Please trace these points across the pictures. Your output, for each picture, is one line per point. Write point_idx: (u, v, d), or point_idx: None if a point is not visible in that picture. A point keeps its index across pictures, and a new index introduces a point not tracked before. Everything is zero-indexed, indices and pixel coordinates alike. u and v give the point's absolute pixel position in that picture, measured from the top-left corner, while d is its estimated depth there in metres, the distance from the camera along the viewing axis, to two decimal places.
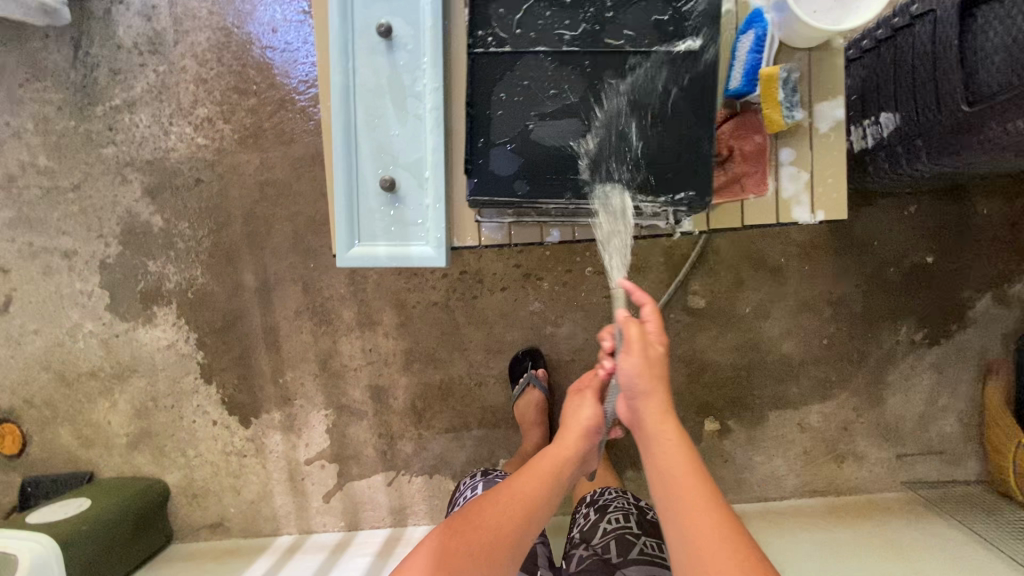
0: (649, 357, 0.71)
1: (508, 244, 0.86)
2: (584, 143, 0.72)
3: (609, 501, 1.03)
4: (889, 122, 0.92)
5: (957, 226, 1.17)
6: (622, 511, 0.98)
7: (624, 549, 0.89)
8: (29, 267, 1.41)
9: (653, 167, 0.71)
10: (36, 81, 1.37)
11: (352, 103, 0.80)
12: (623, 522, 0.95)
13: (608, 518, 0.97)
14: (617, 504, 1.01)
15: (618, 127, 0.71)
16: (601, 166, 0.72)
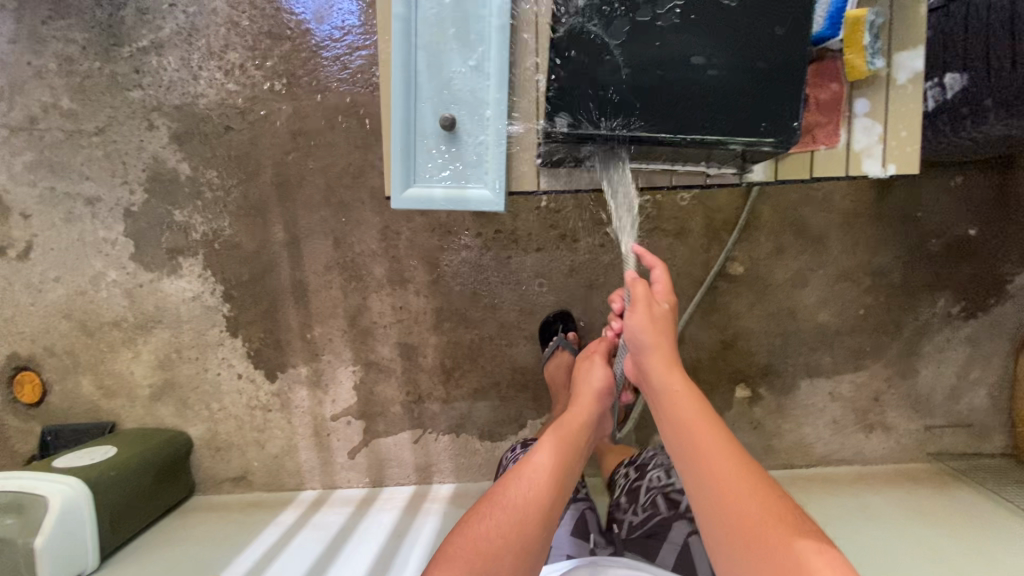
0: (654, 315, 0.78)
1: (566, 189, 0.85)
2: (663, 78, 0.66)
3: (648, 458, 0.99)
4: (955, 83, 0.90)
5: (1002, 198, 1.16)
6: (663, 466, 0.94)
7: (673, 506, 0.88)
8: (51, 212, 1.38)
9: (736, 93, 0.67)
10: (60, 19, 1.33)
11: (413, 37, 0.78)
12: (666, 478, 0.91)
13: (649, 474, 0.94)
14: (657, 460, 0.97)
15: (704, 40, 0.66)
16: (681, 105, 0.67)
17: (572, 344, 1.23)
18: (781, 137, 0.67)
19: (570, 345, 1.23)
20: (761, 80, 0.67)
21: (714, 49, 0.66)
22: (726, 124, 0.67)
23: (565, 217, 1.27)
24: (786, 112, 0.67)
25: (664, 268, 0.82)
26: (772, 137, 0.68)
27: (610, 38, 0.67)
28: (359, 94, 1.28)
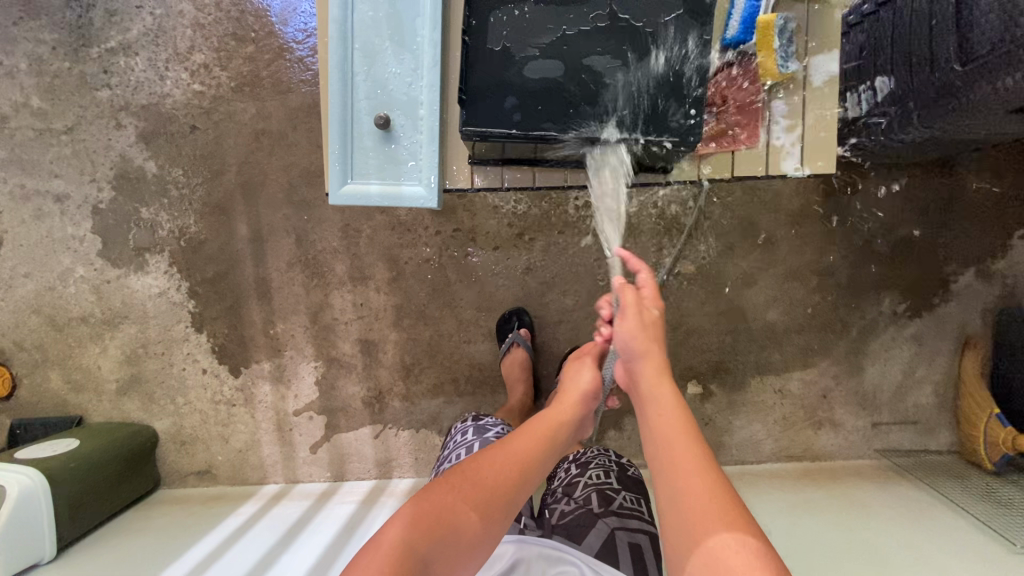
0: (644, 322, 0.78)
1: (500, 187, 0.88)
2: (571, 78, 0.71)
3: (590, 458, 1.05)
4: (884, 86, 0.94)
5: (945, 199, 1.18)
6: (603, 467, 1.01)
7: (605, 502, 0.92)
8: (21, 209, 1.41)
9: (634, 92, 0.71)
10: (30, 20, 1.36)
11: (350, 38, 0.81)
12: (604, 478, 0.98)
13: (589, 472, 1.00)
14: (599, 461, 1.03)
15: (602, 44, 0.71)
16: (588, 103, 0.71)
17: (526, 342, 1.26)
18: (685, 136, 0.71)
19: (523, 341, 1.26)
20: (665, 82, 0.71)
21: (612, 52, 0.71)
22: (631, 121, 0.71)
23: (522, 216, 1.29)
24: (689, 112, 0.71)
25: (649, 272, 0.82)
26: (675, 136, 0.71)
27: (517, 40, 0.71)
28: (321, 95, 1.31)
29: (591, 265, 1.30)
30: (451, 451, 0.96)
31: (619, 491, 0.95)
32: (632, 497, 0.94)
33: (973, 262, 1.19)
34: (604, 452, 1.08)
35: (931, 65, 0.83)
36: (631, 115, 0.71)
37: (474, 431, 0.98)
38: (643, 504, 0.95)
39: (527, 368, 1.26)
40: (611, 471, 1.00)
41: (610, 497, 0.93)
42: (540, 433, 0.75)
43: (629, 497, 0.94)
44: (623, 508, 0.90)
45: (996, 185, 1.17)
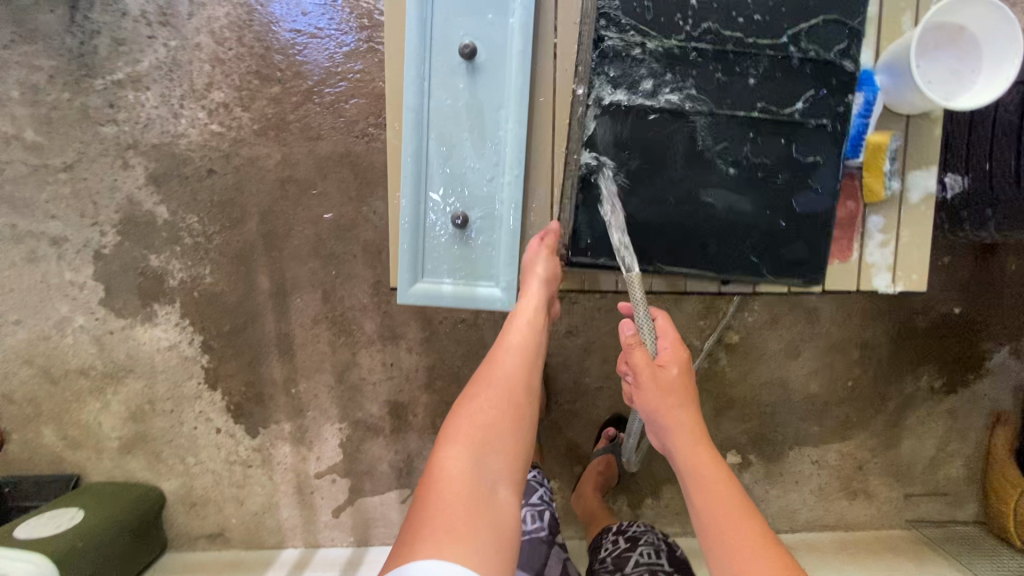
0: (660, 381, 0.70)
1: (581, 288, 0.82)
2: (709, 212, 0.70)
3: (639, 533, 0.98)
4: (953, 184, 0.91)
5: (986, 279, 1.19)
6: (653, 545, 0.94)
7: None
8: (12, 251, 1.28)
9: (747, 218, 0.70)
10: (23, 44, 1.22)
11: (425, 129, 0.74)
12: (654, 557, 0.91)
13: (639, 550, 0.93)
14: (648, 537, 0.96)
15: (725, 166, 0.70)
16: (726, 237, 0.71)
17: None
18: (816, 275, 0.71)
19: None
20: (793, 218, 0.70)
21: (739, 185, 0.70)
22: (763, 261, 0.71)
23: None
24: (818, 253, 0.71)
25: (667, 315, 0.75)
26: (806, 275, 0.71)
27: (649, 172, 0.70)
28: (353, 143, 1.22)
29: None
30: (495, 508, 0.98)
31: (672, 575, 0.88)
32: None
33: (1008, 340, 1.21)
34: (652, 528, 1.01)
35: None
36: (742, 240, 0.71)
37: None
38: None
39: None
40: (661, 549, 0.93)
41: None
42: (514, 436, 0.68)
43: None
44: None
45: None
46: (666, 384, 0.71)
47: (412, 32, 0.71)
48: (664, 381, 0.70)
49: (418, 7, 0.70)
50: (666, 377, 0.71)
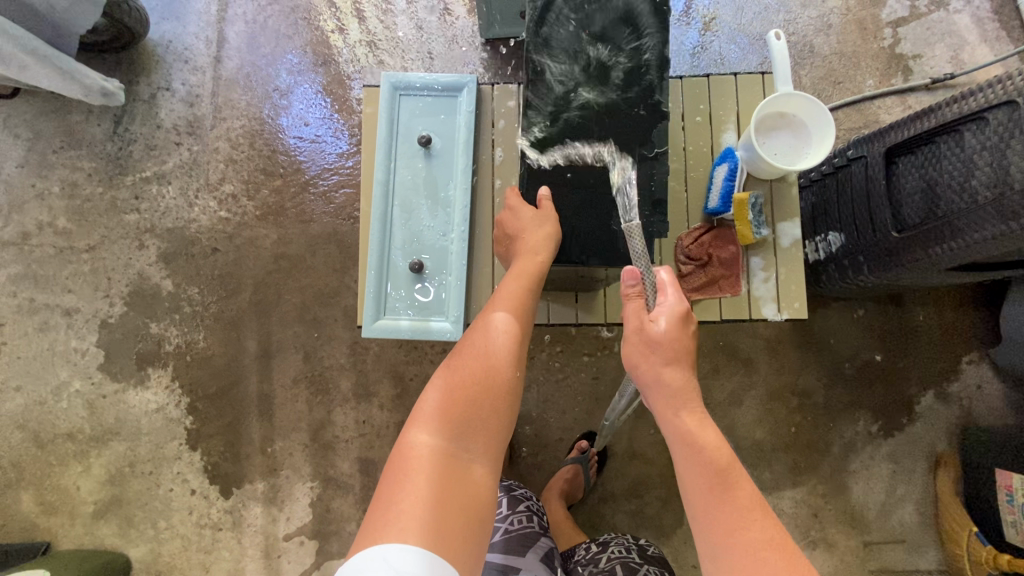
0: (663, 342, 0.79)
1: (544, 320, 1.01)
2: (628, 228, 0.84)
3: (609, 540, 1.08)
4: (836, 240, 1.09)
5: (900, 328, 1.33)
6: (623, 545, 1.04)
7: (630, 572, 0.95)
8: (26, 322, 1.43)
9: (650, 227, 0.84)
10: (70, 149, 1.47)
11: (390, 197, 0.94)
12: (626, 553, 1.01)
13: (610, 549, 1.03)
14: (617, 542, 1.07)
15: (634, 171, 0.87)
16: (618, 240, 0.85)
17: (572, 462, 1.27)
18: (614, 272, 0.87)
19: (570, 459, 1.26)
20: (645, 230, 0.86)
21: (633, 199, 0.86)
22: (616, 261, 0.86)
23: None
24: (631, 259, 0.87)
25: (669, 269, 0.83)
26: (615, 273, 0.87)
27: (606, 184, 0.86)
28: (341, 225, 1.44)
29: (587, 383, 1.35)
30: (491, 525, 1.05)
31: (642, 564, 0.98)
32: (655, 568, 0.98)
33: (932, 385, 1.31)
34: (623, 535, 1.10)
35: (872, 228, 0.99)
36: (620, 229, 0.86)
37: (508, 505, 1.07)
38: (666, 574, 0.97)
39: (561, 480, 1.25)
40: (632, 548, 1.03)
41: (634, 566, 0.97)
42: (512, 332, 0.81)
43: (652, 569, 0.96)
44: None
45: (942, 317, 1.33)
46: (654, 339, 0.79)
47: (382, 129, 0.95)
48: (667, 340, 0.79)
49: (387, 112, 0.95)
50: (656, 329, 0.79)
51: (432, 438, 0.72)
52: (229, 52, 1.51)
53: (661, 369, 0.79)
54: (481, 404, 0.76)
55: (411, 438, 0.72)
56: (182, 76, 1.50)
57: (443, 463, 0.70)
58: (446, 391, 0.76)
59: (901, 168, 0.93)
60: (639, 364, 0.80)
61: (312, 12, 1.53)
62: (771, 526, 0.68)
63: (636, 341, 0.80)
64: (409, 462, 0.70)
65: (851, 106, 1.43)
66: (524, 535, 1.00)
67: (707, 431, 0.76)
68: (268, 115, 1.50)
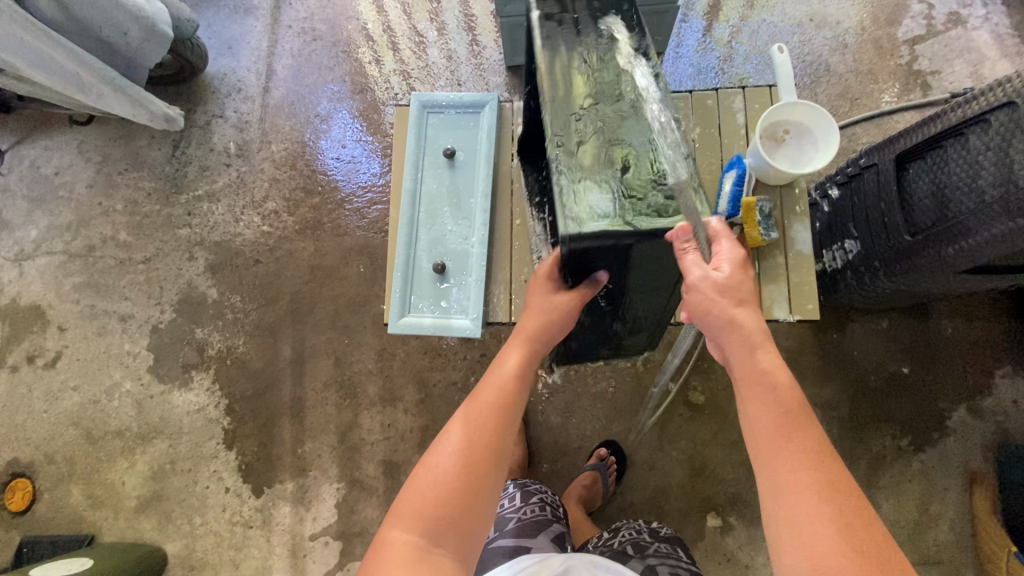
0: (724, 287, 0.69)
1: None
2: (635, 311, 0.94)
3: (622, 524, 1.03)
4: (852, 247, 1.11)
5: (926, 340, 1.31)
6: (634, 526, 0.99)
7: (639, 549, 0.90)
8: (85, 327, 1.56)
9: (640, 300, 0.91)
10: (133, 171, 1.63)
11: (416, 205, 1.02)
12: (636, 533, 0.96)
13: (621, 533, 0.98)
14: (628, 524, 1.01)
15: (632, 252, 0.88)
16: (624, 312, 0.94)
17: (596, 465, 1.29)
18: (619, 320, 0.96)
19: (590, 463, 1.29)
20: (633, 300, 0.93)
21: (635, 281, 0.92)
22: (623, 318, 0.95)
23: None
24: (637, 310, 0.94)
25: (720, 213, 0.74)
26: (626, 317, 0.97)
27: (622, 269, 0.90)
28: (373, 238, 1.53)
29: (606, 392, 1.37)
30: None
31: (653, 540, 0.93)
32: (667, 545, 0.93)
33: (963, 399, 1.28)
34: (635, 520, 1.04)
35: (886, 234, 1.01)
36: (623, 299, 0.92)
37: (520, 498, 1.05)
38: (679, 551, 0.92)
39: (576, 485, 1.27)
40: (642, 529, 0.98)
41: (644, 544, 0.91)
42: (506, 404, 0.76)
43: (664, 545, 0.92)
44: (657, 551, 0.89)
45: (971, 329, 1.30)
46: (723, 287, 0.69)
47: (410, 142, 1.04)
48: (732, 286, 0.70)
49: (415, 126, 1.04)
50: (722, 277, 0.69)
51: (410, 535, 0.65)
52: (277, 83, 1.66)
53: (732, 312, 0.69)
54: (468, 486, 0.69)
55: (390, 532, 0.66)
56: (234, 105, 1.65)
57: (425, 561, 0.64)
58: (436, 471, 0.70)
59: (912, 173, 0.95)
60: (702, 317, 0.71)
61: (351, 45, 1.67)
62: (850, 479, 0.59)
63: (706, 289, 0.69)
64: (386, 565, 0.63)
65: (868, 121, 1.45)
66: (535, 522, 0.98)
67: (781, 372, 0.66)
68: (310, 138, 1.62)
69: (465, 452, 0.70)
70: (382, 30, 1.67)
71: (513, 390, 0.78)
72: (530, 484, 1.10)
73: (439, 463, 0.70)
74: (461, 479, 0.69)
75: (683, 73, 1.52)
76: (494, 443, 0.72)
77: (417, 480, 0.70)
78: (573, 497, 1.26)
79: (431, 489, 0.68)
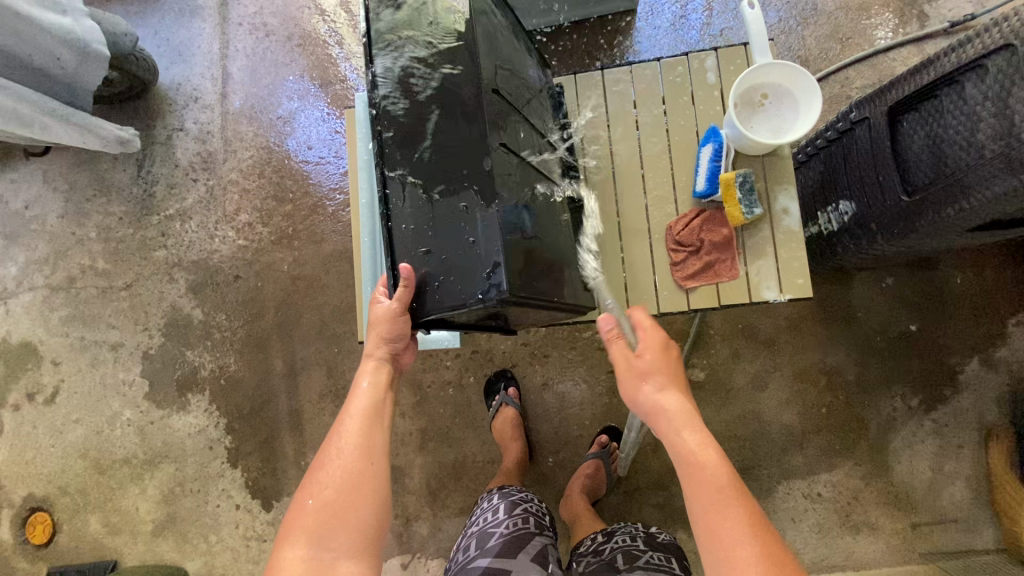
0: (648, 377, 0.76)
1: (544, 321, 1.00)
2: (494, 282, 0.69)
3: (618, 528, 1.00)
4: (847, 209, 1.04)
5: (933, 295, 1.24)
6: (630, 532, 0.96)
7: (631, 560, 0.88)
8: (78, 359, 1.55)
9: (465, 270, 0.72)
10: (101, 196, 1.58)
11: (377, 214, 0.97)
12: (630, 541, 0.94)
13: (616, 539, 0.96)
14: (624, 528, 0.99)
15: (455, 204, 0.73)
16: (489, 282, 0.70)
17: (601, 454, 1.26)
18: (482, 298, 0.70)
19: (592, 454, 1.26)
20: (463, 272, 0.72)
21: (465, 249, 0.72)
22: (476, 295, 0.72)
23: (536, 334, 1.37)
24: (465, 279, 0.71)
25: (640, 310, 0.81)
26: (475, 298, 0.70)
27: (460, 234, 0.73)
28: (350, 241, 1.48)
29: (603, 378, 1.33)
30: (482, 514, 1.06)
31: (646, 550, 0.90)
32: (661, 554, 0.90)
33: (975, 352, 1.22)
34: (632, 523, 1.01)
35: (883, 194, 0.93)
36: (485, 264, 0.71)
37: (507, 510, 1.01)
38: (674, 560, 0.90)
39: (579, 478, 1.25)
40: (638, 535, 0.95)
41: (636, 555, 0.89)
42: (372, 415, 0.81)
43: (657, 556, 0.89)
44: (649, 564, 0.86)
45: (981, 278, 1.23)
46: (646, 374, 0.76)
47: (361, 148, 0.98)
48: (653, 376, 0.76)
49: (364, 130, 0.98)
50: (641, 366, 0.77)
51: (301, 548, 0.71)
52: (234, 88, 1.59)
53: (654, 398, 0.75)
54: (347, 496, 0.74)
55: (284, 553, 0.72)
56: (193, 116, 1.58)
57: (318, 567, 0.70)
58: (315, 491, 0.75)
59: (907, 126, 0.87)
60: (636, 402, 0.77)
61: (307, 37, 1.58)
62: (778, 547, 0.63)
63: (627, 381, 0.77)
64: None
65: (862, 63, 1.34)
66: (518, 538, 0.94)
67: (705, 450, 0.70)
68: (274, 142, 1.56)
69: (341, 468, 0.76)
70: (336, 18, 1.57)
71: (379, 401, 0.82)
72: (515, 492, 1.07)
73: (315, 479, 0.76)
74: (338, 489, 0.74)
75: (659, 29, 1.41)
76: (372, 461, 0.77)
77: (301, 499, 0.75)
78: (576, 491, 1.24)
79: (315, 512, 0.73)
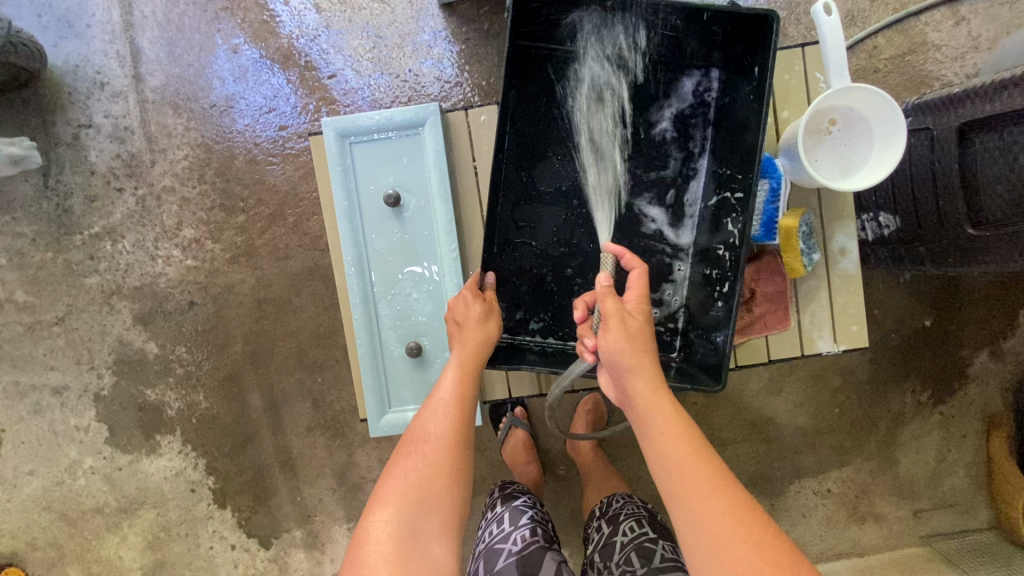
0: (630, 330, 0.65)
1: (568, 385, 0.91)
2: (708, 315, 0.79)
3: (619, 509, 0.99)
4: (888, 222, 0.94)
5: (950, 289, 1.20)
6: (634, 516, 0.94)
7: (645, 559, 0.84)
8: (17, 406, 1.35)
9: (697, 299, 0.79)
10: (4, 214, 1.30)
11: (366, 272, 0.81)
12: (638, 529, 0.91)
13: (623, 530, 0.92)
14: (628, 510, 0.97)
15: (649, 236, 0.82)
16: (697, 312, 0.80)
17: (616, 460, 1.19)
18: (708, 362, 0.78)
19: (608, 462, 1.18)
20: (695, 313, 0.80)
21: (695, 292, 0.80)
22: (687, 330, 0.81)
23: None
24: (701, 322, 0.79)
25: (639, 269, 0.69)
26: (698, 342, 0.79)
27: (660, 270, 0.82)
28: (320, 257, 1.29)
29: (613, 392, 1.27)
30: (484, 530, 0.98)
31: (657, 540, 0.87)
32: (672, 545, 0.87)
33: (987, 344, 1.21)
34: (631, 498, 1.02)
35: (939, 220, 0.84)
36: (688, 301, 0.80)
37: (509, 520, 0.95)
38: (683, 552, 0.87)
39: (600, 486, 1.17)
40: (643, 519, 0.93)
41: (649, 550, 0.85)
42: (458, 402, 0.68)
43: (668, 545, 0.87)
44: (664, 562, 0.82)
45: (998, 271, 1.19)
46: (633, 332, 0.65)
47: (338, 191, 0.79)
48: (633, 329, 0.65)
49: (340, 167, 0.79)
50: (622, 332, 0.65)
51: (391, 522, 0.59)
52: (149, 68, 1.28)
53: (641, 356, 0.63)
54: (438, 479, 0.62)
55: (368, 526, 0.60)
56: (103, 107, 1.28)
57: (405, 553, 0.57)
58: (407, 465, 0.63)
59: (979, 149, 0.78)
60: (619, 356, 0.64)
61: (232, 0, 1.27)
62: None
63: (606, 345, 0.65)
64: (364, 555, 0.58)
65: (893, 28, 1.18)
66: (528, 559, 0.86)
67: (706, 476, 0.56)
68: (211, 138, 1.29)
69: (431, 453, 0.64)
70: None
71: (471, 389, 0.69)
72: (517, 498, 1.00)
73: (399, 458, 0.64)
74: (433, 468, 0.63)
75: None
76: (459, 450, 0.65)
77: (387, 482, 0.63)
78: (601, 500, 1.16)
79: (407, 483, 0.62)
